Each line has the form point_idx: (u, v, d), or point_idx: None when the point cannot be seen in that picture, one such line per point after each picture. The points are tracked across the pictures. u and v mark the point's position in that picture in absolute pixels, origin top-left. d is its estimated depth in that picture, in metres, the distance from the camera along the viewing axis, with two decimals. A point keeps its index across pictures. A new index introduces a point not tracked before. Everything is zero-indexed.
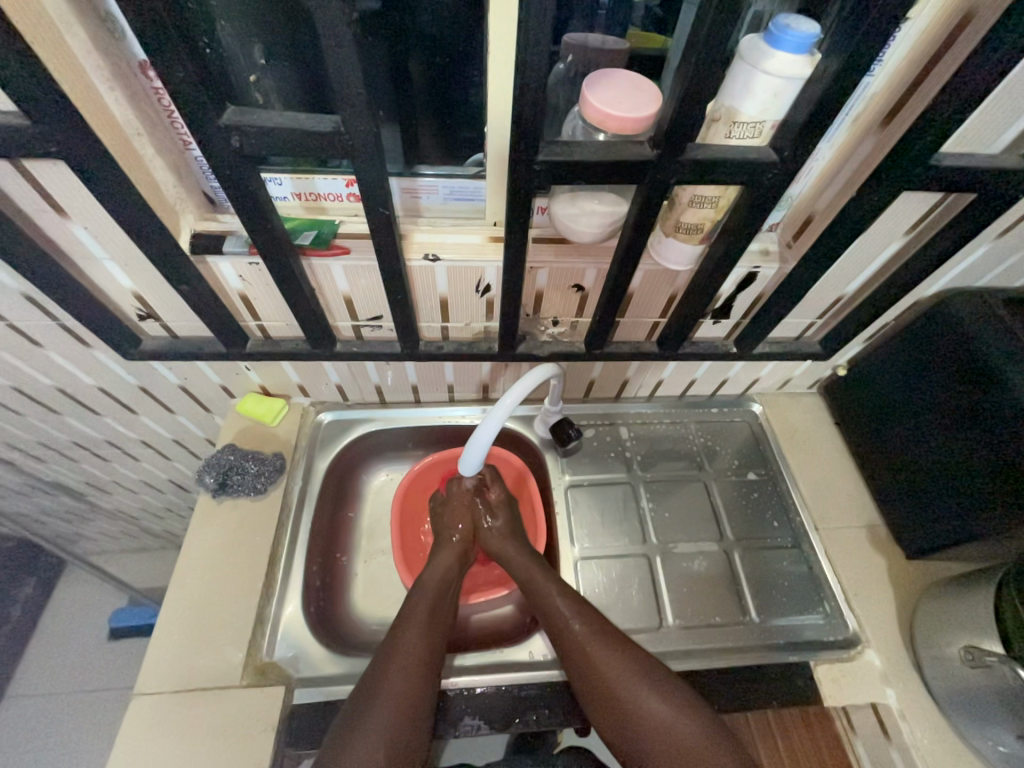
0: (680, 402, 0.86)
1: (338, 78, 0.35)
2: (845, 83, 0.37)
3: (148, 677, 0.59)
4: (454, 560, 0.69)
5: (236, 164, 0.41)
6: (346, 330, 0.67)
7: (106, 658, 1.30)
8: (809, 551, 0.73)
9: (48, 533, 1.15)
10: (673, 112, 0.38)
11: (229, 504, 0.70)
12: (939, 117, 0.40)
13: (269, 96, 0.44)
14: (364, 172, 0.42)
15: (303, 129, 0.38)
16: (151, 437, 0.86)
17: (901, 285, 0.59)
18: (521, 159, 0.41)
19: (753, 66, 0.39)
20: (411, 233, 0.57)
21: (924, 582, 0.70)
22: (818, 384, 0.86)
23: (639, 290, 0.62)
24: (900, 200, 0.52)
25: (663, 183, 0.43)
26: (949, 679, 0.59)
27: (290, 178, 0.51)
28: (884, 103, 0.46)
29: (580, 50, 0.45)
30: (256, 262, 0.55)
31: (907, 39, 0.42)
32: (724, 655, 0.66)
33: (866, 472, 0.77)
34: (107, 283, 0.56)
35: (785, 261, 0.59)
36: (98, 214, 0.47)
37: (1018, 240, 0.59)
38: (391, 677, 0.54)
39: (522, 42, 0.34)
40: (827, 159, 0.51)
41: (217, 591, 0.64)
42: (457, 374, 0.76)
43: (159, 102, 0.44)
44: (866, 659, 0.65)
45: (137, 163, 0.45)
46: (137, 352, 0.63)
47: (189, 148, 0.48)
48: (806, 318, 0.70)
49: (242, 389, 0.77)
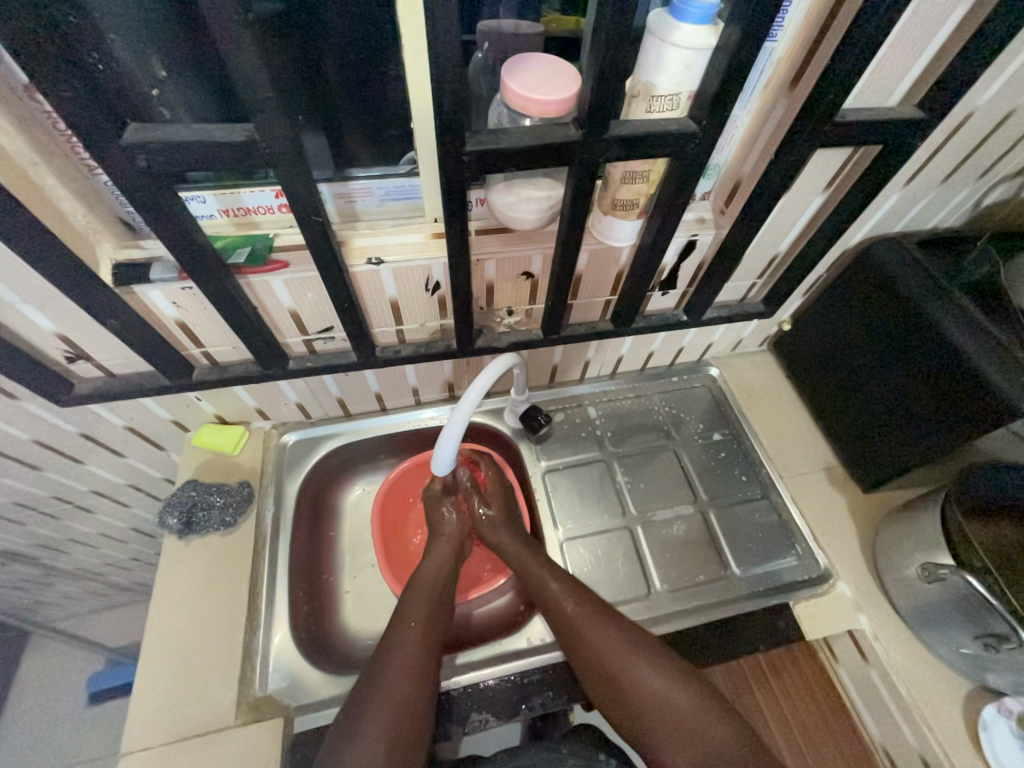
0: (642, 375, 0.88)
1: (245, 84, 0.34)
2: (749, 50, 0.38)
3: (134, 733, 0.56)
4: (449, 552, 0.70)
5: (148, 184, 0.39)
6: (298, 346, 0.65)
7: (90, 726, 1.22)
8: (777, 499, 0.77)
9: (3, 605, 1.06)
10: (592, 91, 0.39)
11: (199, 542, 0.67)
12: (839, 73, 0.42)
13: (176, 110, 0.42)
14: (289, 180, 0.41)
15: (217, 141, 0.37)
16: (103, 486, 0.81)
17: (827, 238, 0.63)
18: (450, 152, 0.41)
19: (663, 39, 0.40)
20: (350, 238, 0.56)
21: (880, 513, 0.75)
22: (767, 341, 0.90)
23: (587, 271, 0.63)
24: (816, 158, 0.55)
25: (592, 162, 0.44)
26: (912, 596, 0.63)
27: (213, 195, 0.48)
28: (788, 68, 0.49)
29: (495, 37, 0.45)
30: (189, 287, 0.52)
31: (801, 3, 0.44)
32: (711, 610, 0.69)
33: (819, 418, 0.81)
34: (25, 328, 0.52)
35: (721, 227, 0.62)
36: (2, 254, 0.44)
37: (925, 184, 0.64)
38: (389, 673, 0.54)
39: (432, 33, 0.33)
40: (746, 125, 0.53)
41: (198, 633, 0.61)
42: (419, 376, 0.76)
43: (54, 127, 0.41)
44: (838, 591, 0.69)
45: (37, 196, 0.42)
46: (71, 397, 0.59)
47: (96, 174, 0.45)
48: (747, 280, 0.73)
49: (196, 422, 0.73)
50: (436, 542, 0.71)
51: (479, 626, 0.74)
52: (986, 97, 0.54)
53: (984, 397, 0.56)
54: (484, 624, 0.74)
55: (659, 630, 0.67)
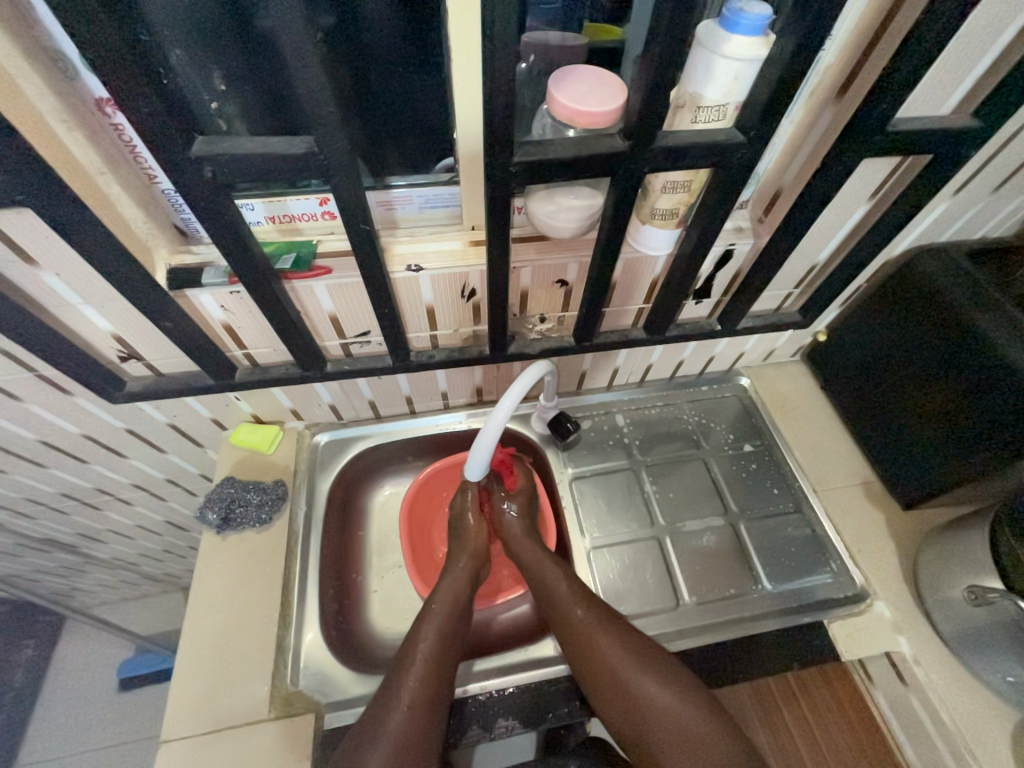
0: (671, 383, 0.88)
1: (307, 98, 0.35)
2: (802, 61, 0.38)
3: (173, 722, 0.57)
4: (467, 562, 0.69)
5: (209, 194, 0.40)
6: (335, 350, 0.67)
7: (118, 712, 1.26)
8: (810, 514, 0.75)
9: (43, 591, 1.10)
10: (641, 103, 0.39)
11: (235, 538, 0.69)
12: (893, 83, 0.42)
13: (233, 122, 0.44)
14: (340, 190, 0.42)
15: (277, 153, 0.38)
16: (143, 480, 0.84)
17: (870, 248, 0.62)
18: (497, 163, 0.41)
19: (712, 51, 0.40)
20: (390, 245, 0.57)
21: (920, 532, 0.73)
22: (801, 351, 0.88)
23: (622, 279, 0.63)
24: (861, 167, 0.54)
25: (637, 172, 0.44)
26: (956, 619, 0.61)
27: (262, 202, 0.50)
28: (837, 75, 0.48)
29: (541, 49, 0.46)
30: (237, 291, 0.54)
31: (853, 14, 0.44)
32: (742, 625, 0.67)
33: (855, 431, 0.79)
34: (85, 328, 0.54)
35: (760, 235, 0.61)
36: (68, 258, 0.46)
37: (975, 194, 0.62)
38: (402, 691, 0.54)
39: (488, 47, 0.34)
40: (789, 134, 0.53)
41: (234, 626, 0.63)
42: (450, 381, 0.77)
43: (120, 138, 0.43)
44: (876, 611, 0.67)
45: (103, 203, 0.44)
46: (122, 395, 0.62)
47: (155, 182, 0.47)
48: (783, 289, 0.72)
49: (233, 420, 0.75)
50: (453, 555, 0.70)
51: (497, 633, 0.74)
52: None
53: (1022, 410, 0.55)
54: (501, 631, 0.74)
55: (688, 644, 0.65)
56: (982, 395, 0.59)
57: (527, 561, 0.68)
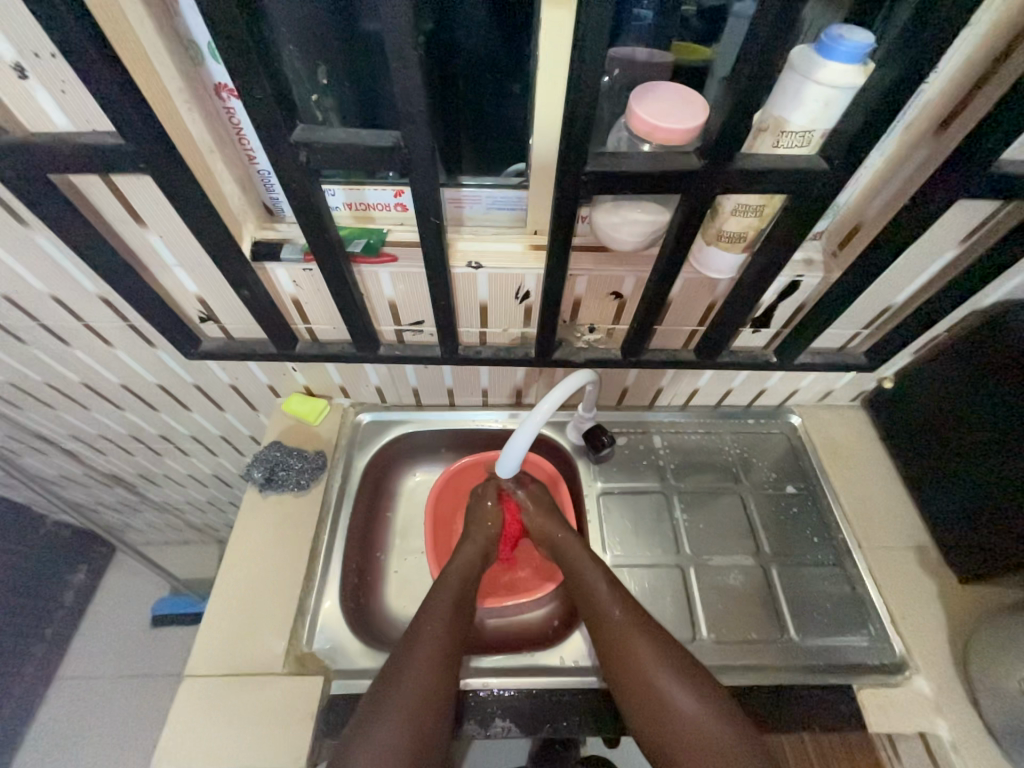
0: (715, 412, 0.85)
1: (400, 96, 0.37)
2: (899, 94, 0.37)
3: (197, 659, 0.62)
4: (478, 552, 0.70)
5: (300, 178, 0.44)
6: (389, 334, 0.70)
7: (148, 645, 1.36)
8: (851, 570, 0.70)
9: (103, 521, 1.22)
10: (721, 123, 0.39)
11: (274, 499, 0.74)
12: (1002, 124, 0.39)
13: (329, 113, 0.47)
14: (416, 183, 0.44)
15: (365, 145, 0.41)
16: (201, 433, 0.90)
17: (954, 295, 0.57)
18: (569, 170, 0.42)
19: (804, 77, 0.39)
20: (454, 241, 0.59)
21: (978, 610, 0.66)
22: (861, 397, 0.83)
23: (678, 298, 0.62)
24: (954, 209, 0.51)
25: (708, 192, 0.43)
26: (1008, 713, 0.55)
27: (343, 189, 0.53)
28: (939, 109, 0.45)
29: (625, 64, 0.46)
30: (309, 269, 0.58)
31: (965, 46, 0.41)
32: (761, 673, 0.64)
33: (916, 490, 0.74)
34: (174, 287, 0.60)
35: (830, 271, 0.58)
36: (171, 224, 0.52)
37: None
38: (410, 672, 0.55)
39: (576, 59, 0.35)
40: (878, 167, 0.50)
41: (262, 581, 0.67)
42: (492, 379, 0.78)
43: (230, 121, 0.47)
44: (914, 686, 0.62)
45: (208, 177, 0.49)
46: (196, 352, 0.67)
47: (254, 162, 0.52)
48: (850, 328, 0.68)
49: (287, 389, 0.80)
50: (466, 542, 0.71)
51: (504, 636, 0.73)
52: None
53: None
54: (507, 634, 0.74)
55: None
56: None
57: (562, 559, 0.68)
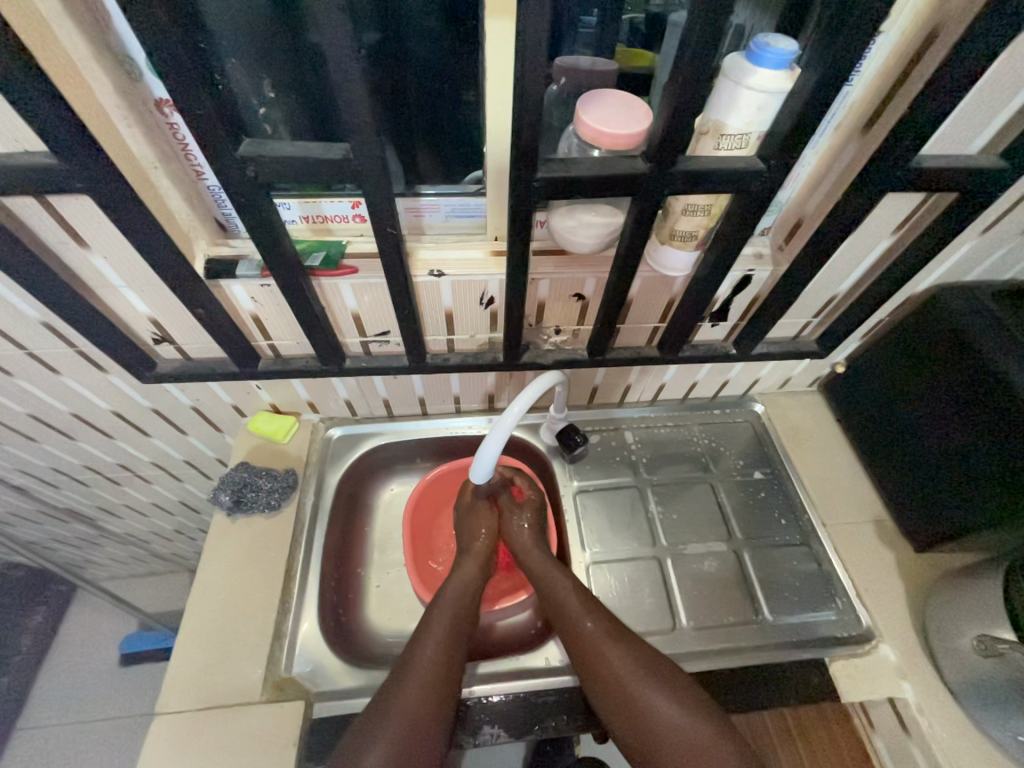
0: (683, 405, 0.87)
1: (347, 108, 0.37)
2: (823, 96, 0.39)
3: (169, 695, 0.59)
4: (476, 571, 0.69)
5: (250, 192, 0.43)
6: (355, 346, 0.69)
7: (116, 686, 1.29)
8: (818, 548, 0.74)
9: (60, 559, 1.15)
10: (663, 127, 0.40)
11: (244, 522, 0.71)
12: (917, 122, 0.42)
13: (278, 126, 0.46)
14: (370, 194, 0.44)
15: (315, 158, 0.41)
16: (163, 459, 0.87)
17: (891, 282, 0.61)
18: (521, 177, 0.43)
19: (737, 82, 0.41)
20: (415, 250, 0.59)
21: (932, 576, 0.70)
22: (817, 382, 0.87)
23: (638, 296, 0.64)
24: (883, 202, 0.54)
25: (656, 194, 0.45)
26: (963, 671, 0.59)
27: (298, 202, 0.52)
28: (864, 110, 0.48)
29: (572, 73, 0.48)
30: (267, 284, 0.56)
31: (881, 51, 0.44)
32: (738, 655, 0.66)
33: (872, 469, 0.78)
34: (124, 309, 0.58)
35: (779, 263, 0.61)
36: (116, 243, 0.50)
37: (1003, 235, 0.61)
38: (406, 690, 0.54)
39: (520, 70, 0.36)
40: (813, 165, 0.53)
41: (235, 608, 0.65)
42: (463, 385, 0.78)
43: (174, 137, 0.46)
44: (880, 653, 0.65)
45: (153, 195, 0.48)
46: (152, 375, 0.65)
47: (202, 178, 0.50)
48: (801, 317, 0.72)
49: (253, 408, 0.78)
50: (465, 560, 0.71)
51: (494, 640, 0.74)
52: None
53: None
54: (501, 638, 0.74)
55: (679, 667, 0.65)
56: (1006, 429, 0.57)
57: (535, 569, 0.68)
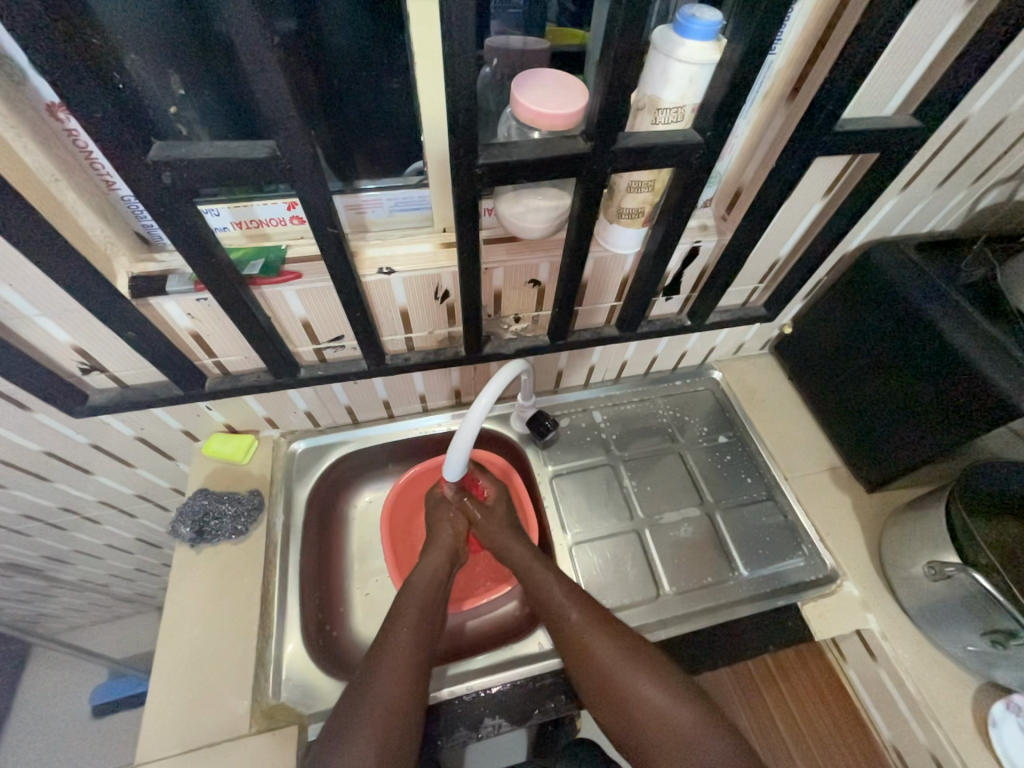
0: (646, 380, 0.89)
1: (267, 102, 0.35)
2: (749, 67, 0.40)
3: (149, 744, 0.56)
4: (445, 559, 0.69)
5: (171, 200, 0.40)
6: (308, 355, 0.66)
7: (91, 741, 1.21)
8: (782, 501, 0.78)
9: (7, 619, 1.05)
10: (599, 106, 0.40)
11: (210, 551, 0.68)
12: (837, 87, 0.44)
13: (193, 127, 0.43)
14: (306, 195, 0.42)
15: (238, 158, 0.38)
16: (110, 496, 0.80)
17: (825, 243, 0.64)
18: (463, 164, 0.42)
19: (668, 55, 0.41)
20: (361, 249, 0.56)
21: (885, 513, 0.76)
22: (768, 344, 0.91)
23: (591, 279, 0.64)
24: (812, 168, 0.57)
25: (599, 174, 0.45)
26: (920, 596, 0.64)
27: (227, 208, 0.49)
28: (787, 78, 0.50)
29: (503, 53, 0.47)
30: (204, 298, 0.53)
31: (798, 19, 0.46)
32: (720, 611, 0.69)
33: (824, 420, 0.82)
34: (43, 340, 0.52)
35: (723, 233, 0.63)
36: (21, 268, 0.45)
37: (921, 190, 0.65)
38: (383, 677, 0.54)
39: (449, 51, 0.34)
40: (746, 134, 0.55)
41: (211, 642, 0.62)
42: (427, 383, 0.77)
43: (75, 144, 0.42)
44: (845, 591, 0.70)
45: (58, 211, 0.43)
46: (84, 409, 0.60)
47: (114, 188, 0.46)
48: (747, 285, 0.75)
49: (206, 431, 0.74)
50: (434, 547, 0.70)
51: (478, 634, 0.74)
52: (979, 105, 0.56)
53: (980, 405, 0.58)
54: (483, 631, 0.75)
55: (667, 632, 0.67)
56: (939, 380, 0.61)
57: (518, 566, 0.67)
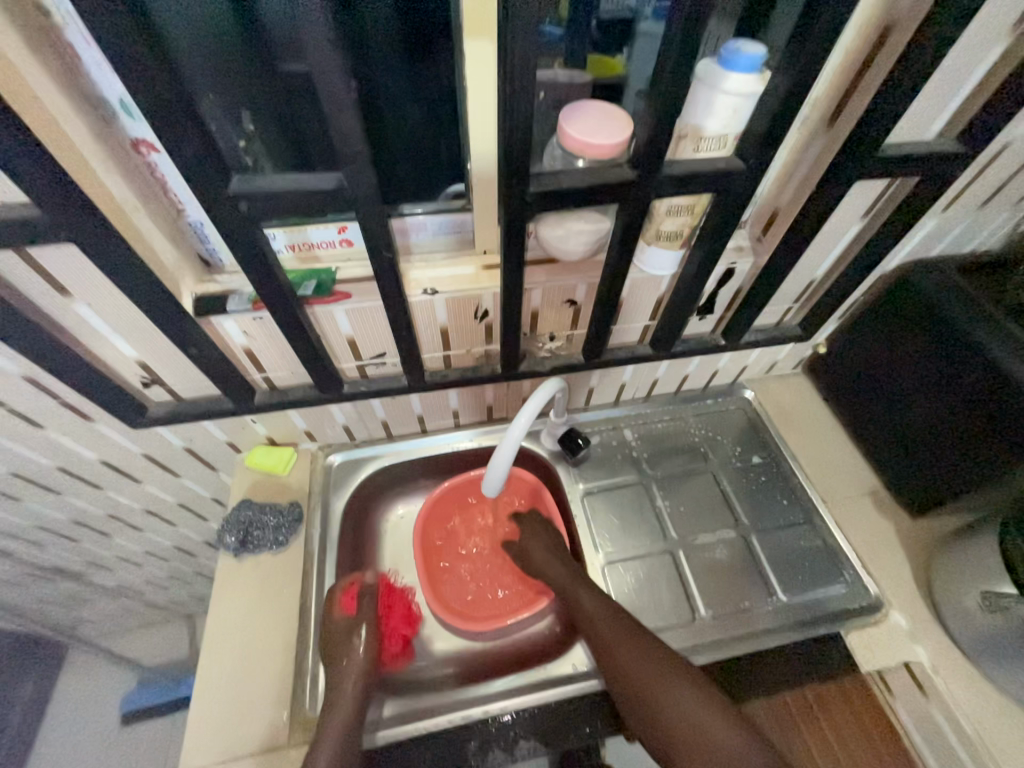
0: (676, 398, 0.89)
1: (339, 138, 0.37)
2: (795, 98, 0.41)
3: (190, 752, 0.57)
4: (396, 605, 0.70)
5: (242, 227, 0.42)
6: (351, 371, 0.68)
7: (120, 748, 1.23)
8: (820, 525, 0.76)
9: (48, 623, 1.08)
10: (647, 136, 0.42)
11: (252, 561, 0.70)
12: (880, 115, 0.45)
13: (260, 158, 0.46)
14: (366, 221, 0.44)
15: (308, 189, 0.40)
16: (154, 505, 0.83)
17: (865, 264, 0.64)
18: (514, 193, 0.44)
19: (712, 87, 0.43)
20: (406, 270, 0.59)
21: (931, 540, 0.73)
22: (801, 364, 0.90)
23: (628, 299, 0.65)
24: (851, 191, 0.57)
25: (643, 199, 0.46)
26: (973, 629, 0.61)
27: (283, 231, 0.52)
28: (826, 106, 0.51)
29: (550, 87, 0.49)
30: (260, 317, 0.56)
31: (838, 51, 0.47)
32: (758, 638, 0.67)
33: (863, 441, 0.80)
34: (111, 355, 0.56)
35: (758, 254, 0.64)
36: (100, 288, 0.48)
37: (961, 212, 0.65)
38: (332, 726, 0.55)
39: (509, 89, 0.37)
40: (783, 160, 0.56)
41: (252, 651, 0.63)
42: (461, 399, 0.78)
43: (153, 176, 0.45)
44: (891, 621, 0.68)
45: (136, 236, 0.46)
46: (143, 420, 0.63)
47: (184, 215, 0.49)
48: (783, 304, 0.74)
49: (249, 443, 0.76)
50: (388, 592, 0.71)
51: (509, 652, 0.74)
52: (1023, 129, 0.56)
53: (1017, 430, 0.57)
54: (513, 650, 0.74)
55: (703, 658, 0.65)
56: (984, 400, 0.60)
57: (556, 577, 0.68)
